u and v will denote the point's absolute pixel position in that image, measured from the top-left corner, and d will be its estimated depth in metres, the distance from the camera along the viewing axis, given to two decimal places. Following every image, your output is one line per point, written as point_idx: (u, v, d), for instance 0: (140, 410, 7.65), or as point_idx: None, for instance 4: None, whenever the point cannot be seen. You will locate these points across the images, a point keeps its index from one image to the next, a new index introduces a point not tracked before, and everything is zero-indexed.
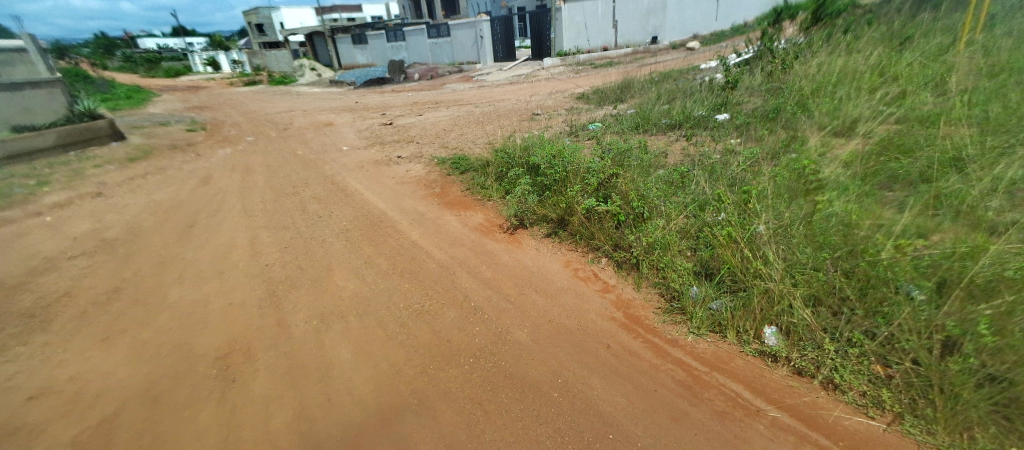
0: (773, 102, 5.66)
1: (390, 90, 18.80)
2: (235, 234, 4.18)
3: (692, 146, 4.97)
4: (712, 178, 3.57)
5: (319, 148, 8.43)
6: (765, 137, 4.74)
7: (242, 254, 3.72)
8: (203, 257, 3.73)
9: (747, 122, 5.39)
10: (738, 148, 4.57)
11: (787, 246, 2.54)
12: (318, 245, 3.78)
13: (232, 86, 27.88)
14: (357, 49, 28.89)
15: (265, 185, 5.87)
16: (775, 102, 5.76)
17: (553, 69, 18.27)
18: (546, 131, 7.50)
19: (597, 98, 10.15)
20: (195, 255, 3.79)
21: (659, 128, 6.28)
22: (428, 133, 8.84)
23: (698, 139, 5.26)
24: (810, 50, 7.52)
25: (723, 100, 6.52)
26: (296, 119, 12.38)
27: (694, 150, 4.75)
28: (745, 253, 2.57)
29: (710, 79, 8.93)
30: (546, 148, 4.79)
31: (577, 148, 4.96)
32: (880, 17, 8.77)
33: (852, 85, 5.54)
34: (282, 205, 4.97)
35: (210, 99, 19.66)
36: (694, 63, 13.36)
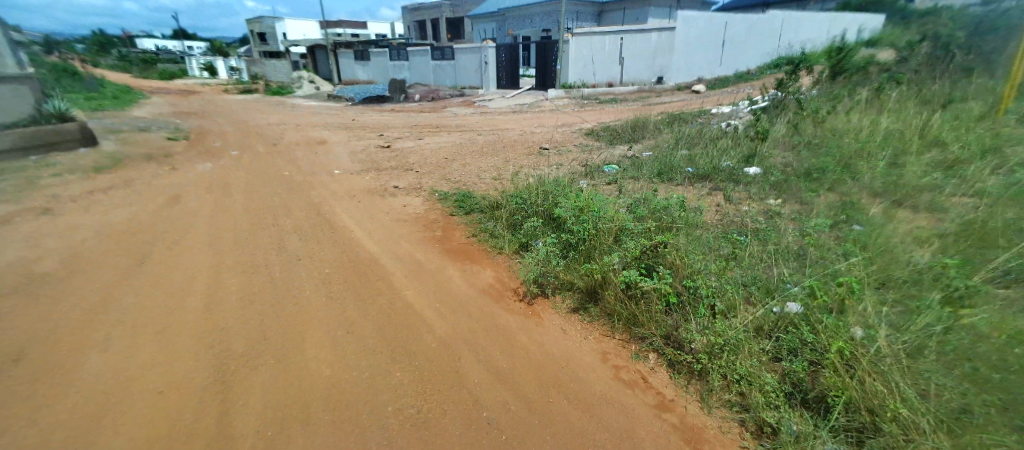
0: (812, 160, 5.17)
1: (390, 109, 18.37)
2: (193, 275, 3.52)
3: (724, 203, 4.46)
4: (774, 250, 3.02)
5: (309, 169, 7.83)
6: (810, 200, 4.24)
7: (196, 307, 3.05)
8: (146, 309, 3.06)
9: (784, 178, 4.86)
10: (782, 210, 4.05)
11: (926, 380, 1.99)
12: (296, 300, 3.13)
13: (228, 93, 27.35)
14: (359, 66, 28.57)
15: (244, 211, 5.24)
16: (812, 158, 5.30)
17: (557, 101, 17.98)
18: (556, 171, 6.99)
19: (608, 135, 9.74)
20: (137, 303, 3.13)
21: (683, 178, 5.77)
22: (428, 161, 8.29)
23: (729, 194, 4.75)
24: (838, 105, 7.19)
25: (751, 152, 6.03)
26: (289, 134, 11.78)
27: (730, 208, 4.23)
28: (870, 385, 1.99)
29: (729, 126, 8.54)
30: (566, 196, 4.28)
31: (602, 197, 4.46)
32: (904, 77, 8.54)
33: (896, 147, 5.13)
34: (261, 237, 4.36)
35: (202, 106, 19.05)
36: (704, 107, 13.13)
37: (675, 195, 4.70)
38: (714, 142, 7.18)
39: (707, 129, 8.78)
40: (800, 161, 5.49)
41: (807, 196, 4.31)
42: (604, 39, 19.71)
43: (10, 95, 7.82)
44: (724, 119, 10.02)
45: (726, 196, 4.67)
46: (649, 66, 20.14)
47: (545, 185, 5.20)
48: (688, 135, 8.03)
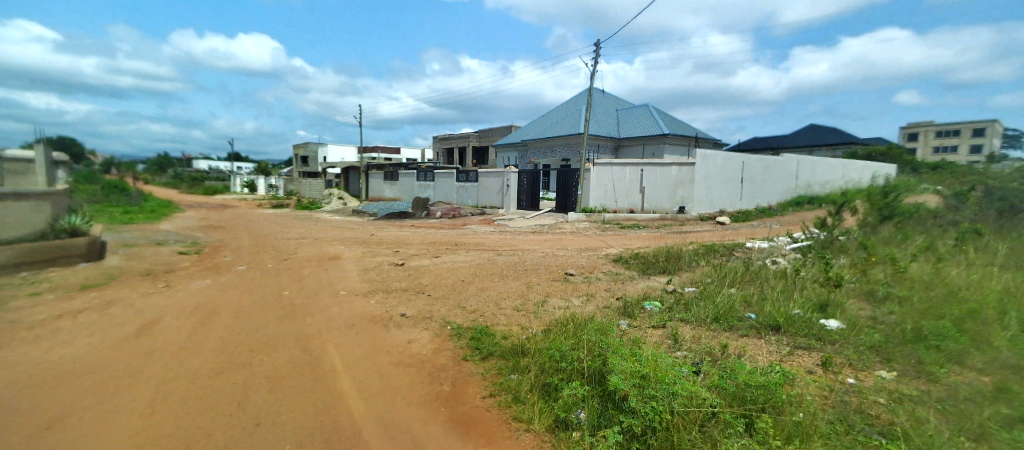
0: (904, 323, 4.87)
1: (410, 224, 18.30)
2: None
3: (822, 392, 3.55)
4: None
5: (311, 289, 7.09)
6: (928, 402, 3.35)
7: None
8: None
9: (871, 359, 4.23)
10: (900, 413, 3.14)
11: None
12: None
13: (259, 206, 28.30)
14: (386, 184, 29.66)
15: (215, 347, 4.39)
16: (897, 338, 4.60)
17: (578, 224, 17.66)
18: (588, 304, 6.09)
19: (640, 263, 8.97)
20: None
21: (752, 326, 5.02)
22: (441, 284, 7.51)
23: (815, 369, 3.91)
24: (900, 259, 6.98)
25: (825, 301, 5.55)
26: (303, 248, 11.37)
27: (838, 405, 3.32)
28: None
29: (776, 268, 7.79)
30: (614, 345, 3.38)
31: (653, 351, 3.52)
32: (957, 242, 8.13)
33: (1002, 323, 4.75)
34: (222, 391, 3.49)
35: (228, 218, 19.34)
36: (735, 239, 12.52)
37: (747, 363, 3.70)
38: (770, 288, 6.33)
39: (753, 267, 7.94)
40: (890, 338, 4.70)
41: (925, 395, 3.50)
42: (625, 169, 19.93)
43: (28, 210, 7.45)
44: (766, 256, 9.26)
45: (814, 374, 3.80)
46: (670, 196, 19.72)
47: (580, 328, 4.29)
48: (732, 276, 7.30)
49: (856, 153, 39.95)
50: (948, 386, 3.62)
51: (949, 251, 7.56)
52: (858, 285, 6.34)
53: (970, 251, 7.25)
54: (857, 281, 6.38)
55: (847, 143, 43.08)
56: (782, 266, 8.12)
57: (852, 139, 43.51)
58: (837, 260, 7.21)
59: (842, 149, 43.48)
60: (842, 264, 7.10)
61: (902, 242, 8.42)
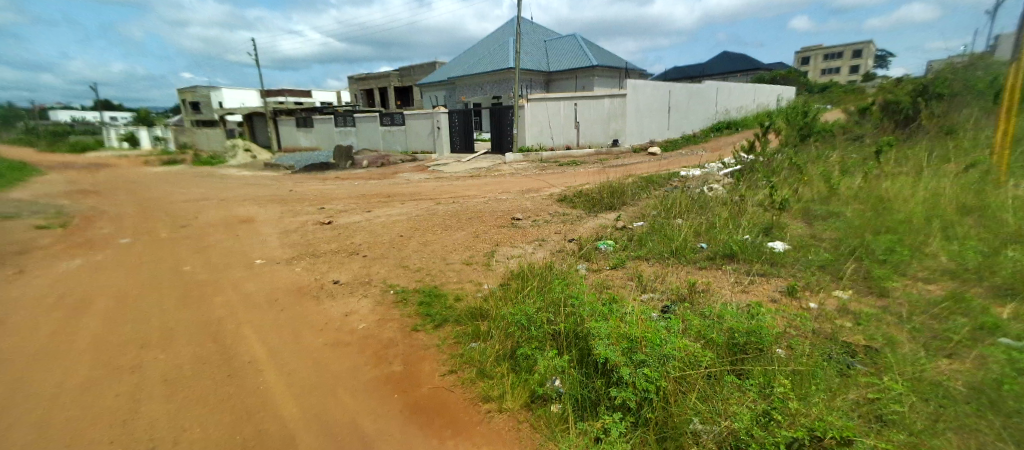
0: (842, 240, 4.69)
1: (333, 176, 16.88)
2: None
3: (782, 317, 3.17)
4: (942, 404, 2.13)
5: (220, 262, 6.08)
6: (900, 306, 3.33)
7: None
8: None
9: (825, 278, 3.99)
10: (884, 324, 3.06)
11: None
12: None
13: (149, 165, 24.91)
14: (300, 133, 27.07)
15: (92, 358, 3.52)
16: (843, 251, 4.43)
17: (517, 165, 17.23)
18: (540, 252, 5.68)
19: (585, 201, 8.66)
20: None
21: (702, 259, 4.70)
22: (377, 242, 6.77)
23: (784, 290, 3.83)
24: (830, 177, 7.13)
25: (767, 224, 5.39)
26: (206, 213, 9.93)
27: (804, 329, 2.95)
28: None
29: (718, 195, 7.78)
30: (587, 303, 3.04)
31: (627, 302, 3.22)
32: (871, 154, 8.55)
33: (936, 223, 4.79)
34: (104, 419, 2.76)
35: (109, 181, 16.74)
36: (670, 169, 12.60)
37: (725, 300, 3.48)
38: (718, 214, 6.24)
39: (697, 196, 7.89)
40: (831, 251, 4.56)
41: (897, 299, 3.48)
42: (559, 104, 19.27)
43: None
44: (703, 183, 9.27)
45: (787, 294, 3.70)
46: (604, 130, 19.76)
47: (542, 283, 3.95)
48: (678, 205, 7.18)
49: (764, 78, 42.08)
50: (914, 289, 3.62)
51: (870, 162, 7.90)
52: (798, 201, 6.42)
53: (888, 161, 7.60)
54: (798, 199, 6.45)
55: (756, 69, 45.14)
56: (722, 192, 8.13)
57: (762, 66, 45.64)
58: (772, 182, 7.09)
59: (750, 75, 45.64)
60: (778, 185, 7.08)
61: (827, 157, 8.69)
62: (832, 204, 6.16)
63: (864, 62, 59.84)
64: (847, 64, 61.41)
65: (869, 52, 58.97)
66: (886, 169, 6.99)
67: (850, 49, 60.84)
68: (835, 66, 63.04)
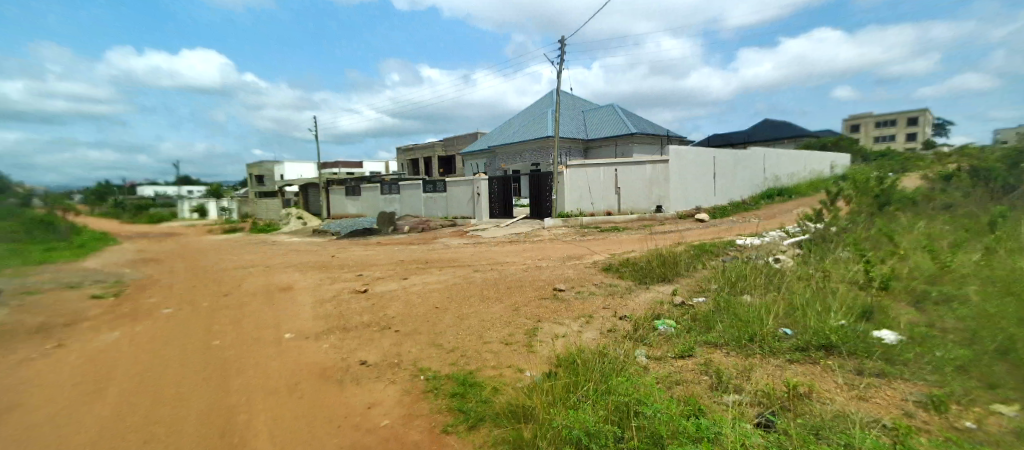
0: (967, 333, 4.13)
1: (376, 242, 17.04)
2: None
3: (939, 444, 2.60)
4: None
5: (249, 335, 5.80)
6: None
7: None
8: None
9: (968, 383, 3.33)
10: None
11: None
12: None
13: (209, 233, 26.32)
14: (348, 201, 28.11)
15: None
16: (979, 346, 3.84)
17: (556, 230, 16.81)
18: (588, 331, 5.07)
19: (634, 271, 8.03)
20: None
21: (793, 356, 3.94)
22: (411, 314, 6.34)
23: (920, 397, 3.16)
24: (922, 252, 6.31)
25: (864, 307, 4.87)
26: (249, 280, 9.95)
27: None
28: None
29: (786, 267, 6.99)
30: (680, 419, 2.55)
31: (716, 420, 2.62)
32: (962, 225, 7.61)
33: None
34: None
35: (169, 249, 17.61)
36: (724, 236, 11.84)
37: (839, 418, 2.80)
38: (793, 293, 5.48)
39: (762, 268, 7.12)
40: (957, 348, 3.92)
41: None
42: (598, 171, 19.09)
43: None
44: (765, 253, 8.47)
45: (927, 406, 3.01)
46: (647, 195, 18.96)
47: (615, 371, 3.47)
48: (742, 279, 6.45)
49: (812, 144, 40.94)
50: None
51: (963, 234, 7.03)
52: (887, 276, 5.58)
53: (985, 234, 6.70)
54: (887, 278, 5.61)
55: (802, 135, 44.17)
56: (791, 264, 7.32)
57: (807, 130, 44.76)
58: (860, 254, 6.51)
59: (796, 141, 44.65)
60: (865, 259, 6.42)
61: (909, 226, 7.78)
62: (937, 283, 5.44)
63: (921, 129, 57.35)
64: (901, 131, 59.08)
65: (925, 118, 56.86)
66: (992, 244, 6.11)
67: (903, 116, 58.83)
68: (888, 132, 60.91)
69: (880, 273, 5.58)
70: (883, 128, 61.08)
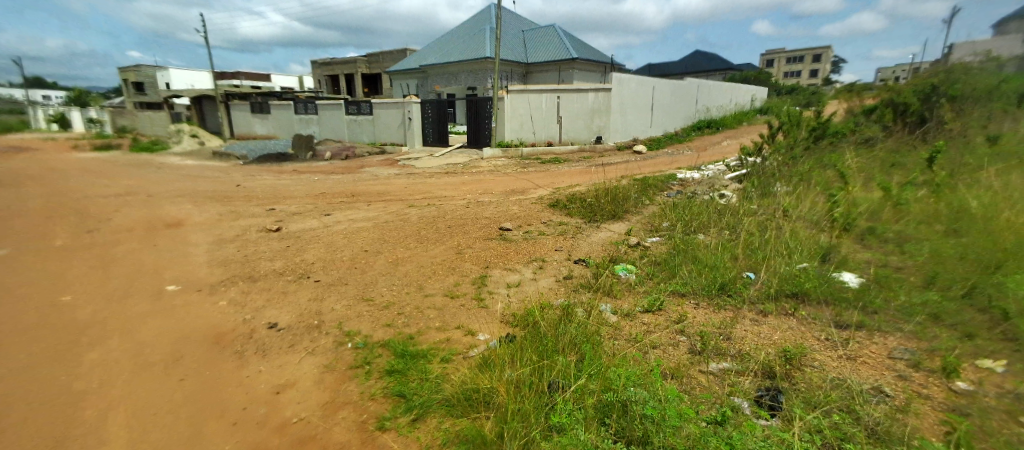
0: (934, 277, 3.69)
1: (291, 169, 15.25)
2: None
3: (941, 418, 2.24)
4: None
5: (117, 290, 4.63)
6: None
7: None
8: None
9: (947, 337, 2.97)
10: None
11: None
12: None
13: (81, 151, 22.29)
14: (256, 119, 24.92)
15: None
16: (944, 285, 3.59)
17: (495, 161, 16.07)
18: (542, 279, 4.51)
19: (581, 208, 7.54)
20: None
21: (765, 309, 3.38)
22: (334, 261, 5.42)
23: (906, 351, 2.85)
24: (864, 191, 6.35)
25: (829, 252, 4.27)
26: (127, 213, 8.29)
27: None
28: None
29: (735, 203, 6.77)
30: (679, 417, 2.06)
31: (717, 416, 2.12)
32: (893, 160, 7.79)
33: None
34: None
35: (22, 169, 14.52)
36: (664, 169, 11.65)
37: (838, 385, 2.40)
38: (748, 230, 5.20)
39: (712, 204, 6.84)
40: (925, 288, 3.63)
41: None
42: (542, 97, 18.00)
43: None
44: (709, 187, 8.26)
45: (919, 366, 2.68)
46: (587, 126, 18.53)
47: (582, 335, 2.89)
48: (694, 214, 6.12)
49: (735, 78, 42.20)
50: None
51: (895, 171, 7.19)
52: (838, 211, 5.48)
53: (918, 171, 6.83)
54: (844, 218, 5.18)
55: (724, 69, 45.37)
56: (737, 200, 7.12)
57: (734, 65, 45.90)
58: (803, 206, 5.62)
59: (718, 74, 45.88)
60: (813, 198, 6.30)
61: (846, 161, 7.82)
62: (889, 218, 5.32)
63: (823, 68, 61.55)
64: (807, 68, 63.12)
65: (826, 57, 61.05)
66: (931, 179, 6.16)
67: (810, 54, 62.59)
68: (797, 70, 64.66)
69: (841, 207, 5.29)
70: (793, 65, 64.66)
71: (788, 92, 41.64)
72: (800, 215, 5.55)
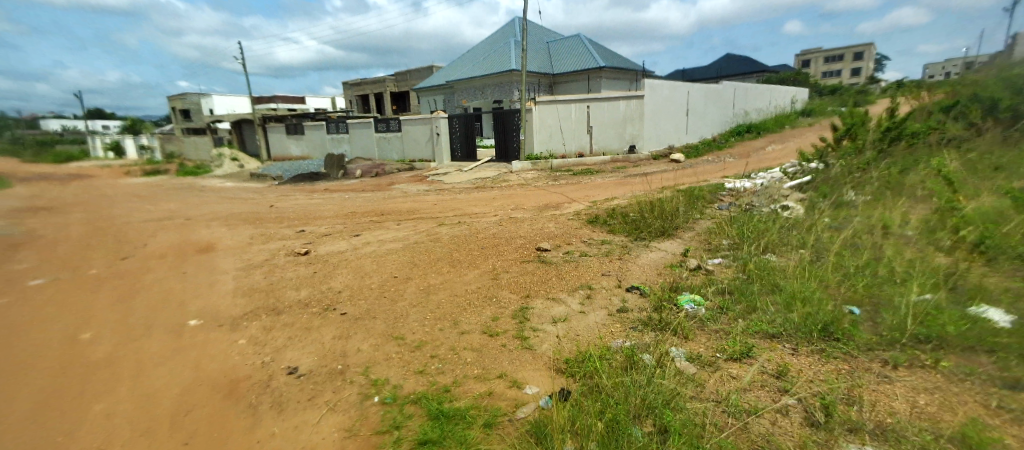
0: None
1: (323, 188, 15.23)
2: None
3: None
4: None
5: (135, 325, 4.33)
6: None
7: None
8: None
9: None
10: None
11: None
12: None
13: (127, 175, 23.19)
14: (290, 139, 25.38)
15: None
16: None
17: (525, 174, 15.62)
18: (593, 312, 3.97)
19: (625, 225, 6.96)
20: None
21: (900, 364, 2.62)
22: (361, 289, 5.01)
23: None
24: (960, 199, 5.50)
25: (958, 285, 3.43)
26: (160, 237, 8.20)
27: None
28: None
29: (802, 217, 6.06)
30: None
31: None
32: (983, 163, 6.84)
33: None
34: None
35: (71, 195, 15.05)
36: (708, 179, 10.92)
37: None
38: (828, 253, 4.52)
39: (775, 218, 6.15)
40: None
41: None
42: (570, 107, 17.49)
43: None
44: (766, 198, 7.53)
45: None
46: (619, 135, 17.84)
47: (667, 404, 2.32)
48: (759, 230, 5.45)
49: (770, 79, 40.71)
50: None
51: (991, 175, 6.27)
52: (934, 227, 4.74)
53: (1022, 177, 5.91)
54: (962, 231, 4.26)
55: (758, 71, 43.91)
56: (803, 213, 6.40)
57: (769, 67, 44.33)
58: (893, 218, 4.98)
59: (752, 77, 44.42)
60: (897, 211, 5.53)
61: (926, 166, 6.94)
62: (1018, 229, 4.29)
63: (865, 65, 59.20)
64: (847, 66, 60.68)
65: (869, 54, 58.79)
66: None
67: (850, 52, 60.31)
68: (835, 69, 62.22)
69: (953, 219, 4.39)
70: (831, 64, 62.34)
71: (828, 92, 39.88)
72: (886, 231, 4.81)
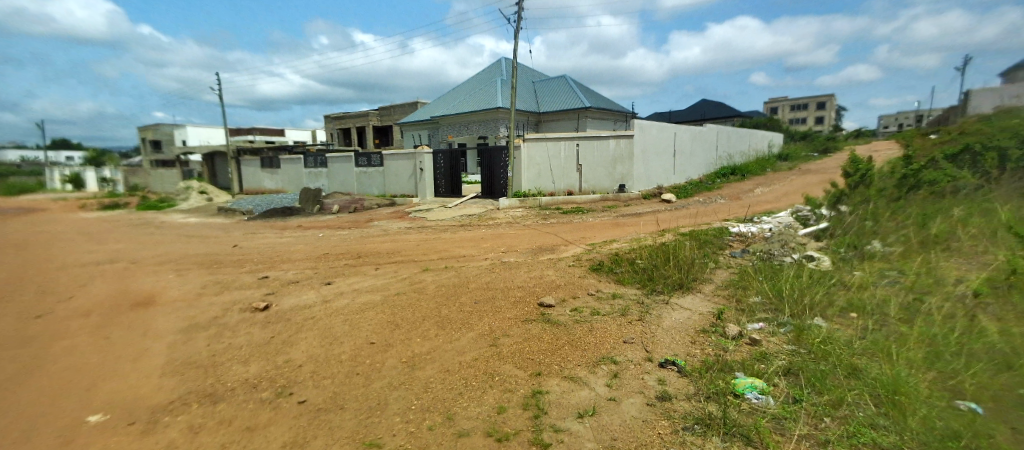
0: None
1: (295, 225, 14.21)
2: None
3: None
4: None
5: (18, 423, 3.44)
6: None
7: None
8: None
9: None
10: None
11: None
12: None
13: (84, 209, 21.67)
14: (264, 173, 24.31)
15: None
16: None
17: (512, 211, 14.91)
18: (625, 400, 3.10)
19: (632, 276, 6.20)
20: None
21: None
22: (327, 363, 4.08)
23: None
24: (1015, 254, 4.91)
25: None
26: (97, 287, 7.08)
27: None
28: None
29: (835, 270, 5.39)
30: None
31: None
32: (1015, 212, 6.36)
33: None
34: None
35: (13, 231, 13.69)
36: (708, 222, 10.36)
37: None
38: (892, 322, 3.78)
39: (804, 271, 5.36)
40: None
41: None
42: (559, 144, 17.09)
43: None
44: (781, 245, 6.75)
45: None
46: (609, 173, 17.33)
47: None
48: (793, 286, 4.70)
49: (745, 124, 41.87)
50: None
51: None
52: (1007, 295, 4.08)
53: None
54: None
55: (733, 115, 45.22)
56: (830, 265, 5.68)
57: (742, 113, 45.76)
58: (957, 286, 4.29)
59: (727, 121, 45.66)
60: (947, 269, 4.90)
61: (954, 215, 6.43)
62: None
63: (827, 114, 62.17)
64: (813, 115, 63.46)
65: (829, 105, 61.69)
66: None
67: (813, 101, 63.44)
68: (802, 116, 65.01)
69: None
70: (797, 112, 65.17)
71: (800, 137, 41.17)
72: (948, 295, 4.15)
